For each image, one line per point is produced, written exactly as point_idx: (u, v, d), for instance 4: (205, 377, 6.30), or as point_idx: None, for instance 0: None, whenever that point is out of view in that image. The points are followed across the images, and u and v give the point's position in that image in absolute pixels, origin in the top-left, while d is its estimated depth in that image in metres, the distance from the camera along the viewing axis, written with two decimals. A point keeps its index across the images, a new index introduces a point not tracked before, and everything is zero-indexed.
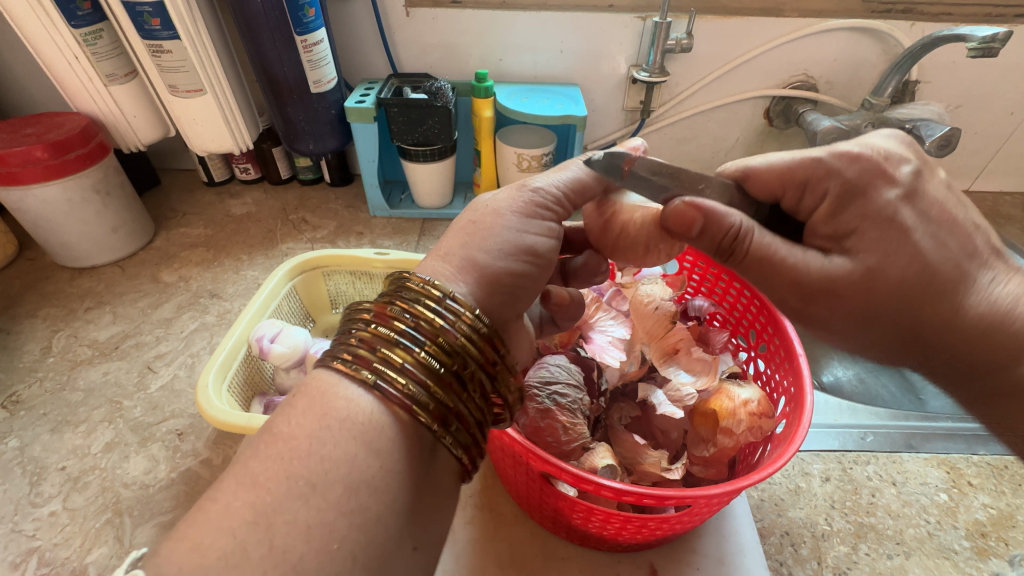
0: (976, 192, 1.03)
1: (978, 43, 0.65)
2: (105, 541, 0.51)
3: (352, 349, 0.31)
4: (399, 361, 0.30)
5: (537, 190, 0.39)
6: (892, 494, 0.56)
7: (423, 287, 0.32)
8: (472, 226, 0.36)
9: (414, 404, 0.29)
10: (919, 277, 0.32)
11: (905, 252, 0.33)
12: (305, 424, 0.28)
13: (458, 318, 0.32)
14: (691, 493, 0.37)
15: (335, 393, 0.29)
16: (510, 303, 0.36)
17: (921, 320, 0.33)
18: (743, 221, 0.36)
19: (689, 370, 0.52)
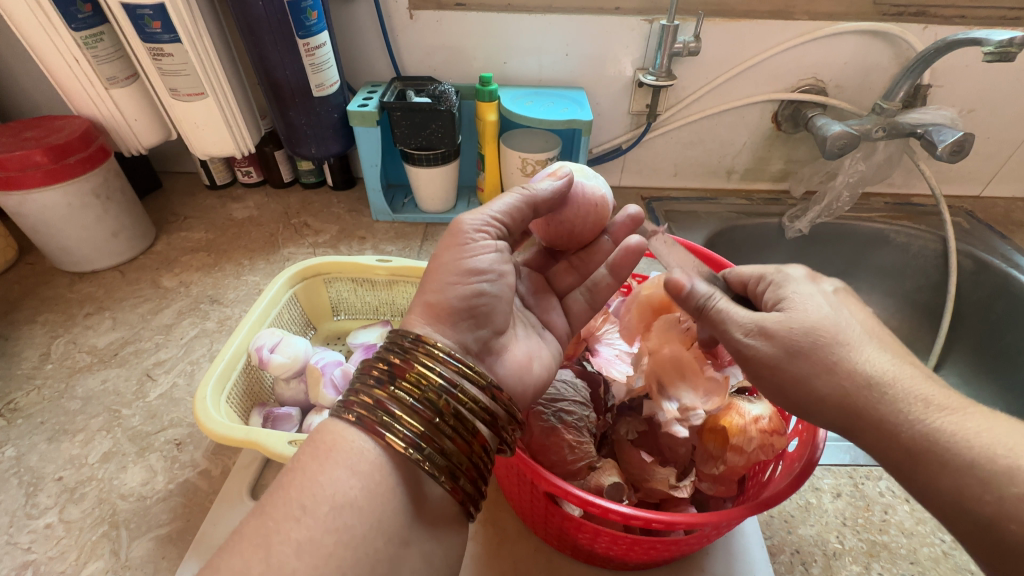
0: (988, 198, 1.01)
1: (995, 47, 0.63)
2: (101, 555, 0.50)
3: (345, 394, 0.35)
4: (376, 398, 0.34)
5: (470, 224, 0.43)
6: (905, 511, 0.55)
7: (401, 338, 0.37)
8: (431, 280, 0.41)
9: (389, 431, 0.33)
10: (817, 327, 0.39)
11: (813, 310, 0.40)
12: (305, 459, 0.32)
13: (427, 358, 0.36)
14: (702, 520, 0.36)
15: (329, 430, 0.34)
16: (475, 322, 0.41)
17: (815, 390, 0.38)
18: (712, 291, 0.44)
19: (698, 390, 0.49)
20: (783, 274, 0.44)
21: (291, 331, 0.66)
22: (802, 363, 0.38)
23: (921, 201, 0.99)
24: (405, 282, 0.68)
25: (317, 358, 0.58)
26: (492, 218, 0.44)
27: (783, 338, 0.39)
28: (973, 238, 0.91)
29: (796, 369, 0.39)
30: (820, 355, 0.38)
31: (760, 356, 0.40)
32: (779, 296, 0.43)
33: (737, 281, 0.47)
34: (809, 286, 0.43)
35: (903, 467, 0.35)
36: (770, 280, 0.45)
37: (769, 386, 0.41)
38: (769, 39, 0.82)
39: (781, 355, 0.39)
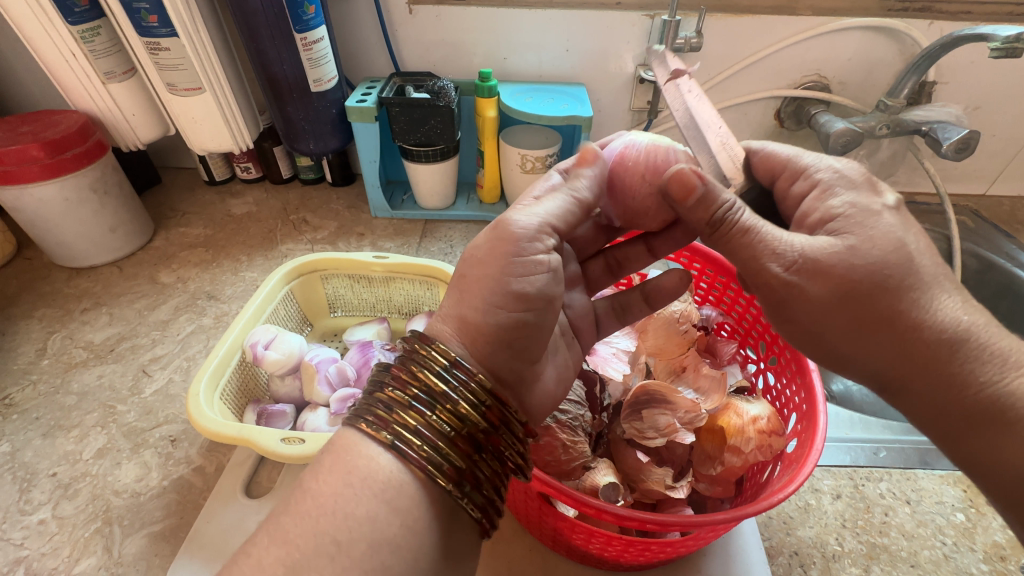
0: (993, 196, 1.00)
1: (1002, 43, 0.62)
2: (94, 552, 0.50)
3: (375, 410, 0.33)
4: (414, 425, 0.32)
5: (519, 227, 0.36)
6: (906, 513, 0.54)
7: (435, 352, 0.35)
8: (465, 280, 0.37)
9: (408, 446, 0.32)
10: (884, 265, 0.35)
11: (878, 233, 0.36)
12: (331, 481, 0.31)
13: (466, 384, 0.34)
14: (697, 521, 0.35)
15: (359, 451, 0.32)
16: (513, 354, 0.37)
17: (878, 332, 0.36)
18: (734, 200, 0.38)
19: (696, 389, 0.50)
20: (828, 171, 0.40)
21: (287, 327, 0.66)
22: (860, 310, 0.36)
23: (926, 199, 0.98)
24: (402, 279, 0.67)
25: (313, 355, 0.58)
26: (545, 221, 0.38)
27: (841, 277, 0.35)
28: (978, 237, 0.90)
29: (859, 317, 0.36)
30: (885, 304, 0.35)
31: (808, 296, 0.36)
32: (828, 209, 0.38)
33: (765, 166, 0.44)
34: (868, 195, 0.38)
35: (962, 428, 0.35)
36: (814, 180, 0.40)
37: (814, 337, 0.39)
38: (772, 34, 0.81)
39: (837, 295, 0.36)
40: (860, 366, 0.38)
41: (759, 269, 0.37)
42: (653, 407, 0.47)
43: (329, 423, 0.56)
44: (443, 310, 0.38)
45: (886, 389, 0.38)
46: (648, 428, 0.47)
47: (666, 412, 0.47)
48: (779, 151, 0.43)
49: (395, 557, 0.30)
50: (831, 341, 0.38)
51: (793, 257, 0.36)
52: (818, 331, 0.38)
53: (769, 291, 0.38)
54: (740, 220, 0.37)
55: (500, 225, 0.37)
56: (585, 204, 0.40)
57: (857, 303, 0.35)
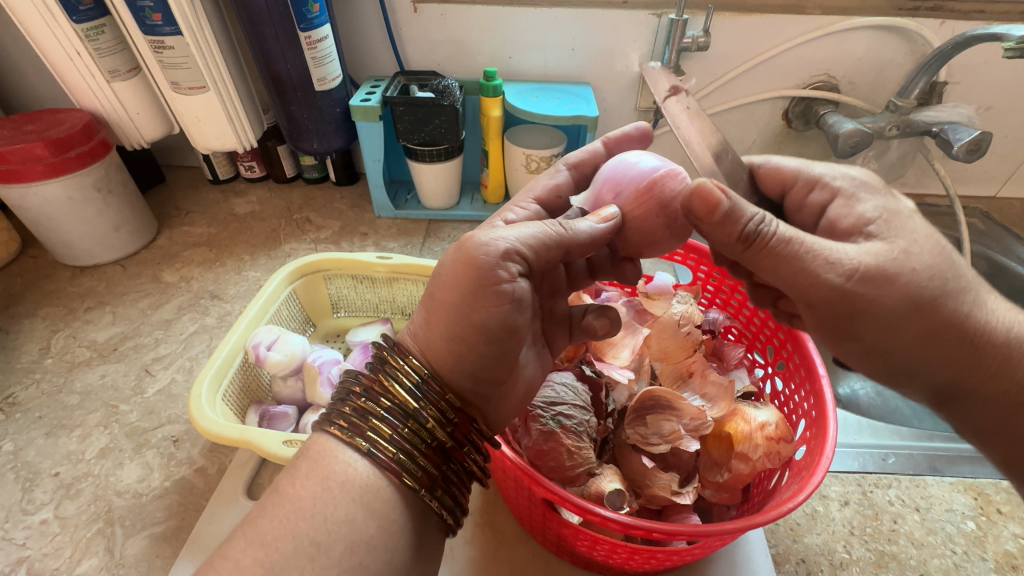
0: (1004, 198, 0.99)
1: (1016, 42, 0.61)
2: (96, 553, 0.50)
3: (349, 418, 0.33)
4: (388, 433, 0.32)
5: (482, 253, 0.34)
6: (915, 521, 0.53)
7: (405, 366, 0.34)
8: (434, 304, 0.36)
9: (378, 450, 0.32)
10: (939, 273, 0.34)
11: (922, 242, 0.35)
12: (308, 485, 0.31)
13: (435, 400, 0.34)
14: (705, 531, 0.35)
15: (334, 456, 0.32)
16: (480, 383, 0.37)
17: (952, 335, 0.35)
18: (763, 213, 0.35)
19: (703, 396, 0.49)
20: (841, 177, 0.40)
21: (289, 328, 0.66)
22: (931, 316, 0.34)
23: (935, 201, 0.97)
24: (405, 280, 0.67)
25: (315, 356, 0.58)
26: (514, 247, 0.35)
27: (908, 288, 0.34)
28: (987, 239, 0.88)
29: (928, 325, 0.35)
30: (951, 310, 0.35)
31: (884, 304, 0.34)
32: (859, 215, 0.37)
33: (772, 178, 0.44)
34: (890, 200, 0.37)
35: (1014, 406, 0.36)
36: (830, 188, 0.40)
37: (877, 352, 0.37)
38: (780, 34, 0.80)
39: (907, 303, 0.34)
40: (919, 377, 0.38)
41: (818, 280, 0.34)
42: (657, 413, 0.47)
43: None
44: (415, 328, 0.37)
45: (943, 398, 0.38)
46: (652, 434, 0.47)
47: (670, 418, 0.47)
48: (786, 165, 0.43)
49: (372, 557, 0.30)
50: (895, 354, 0.37)
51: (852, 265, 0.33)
52: (877, 344, 0.37)
53: (844, 305, 0.34)
54: (777, 233, 0.34)
55: (468, 242, 0.35)
56: (566, 243, 0.37)
57: (930, 310, 0.34)
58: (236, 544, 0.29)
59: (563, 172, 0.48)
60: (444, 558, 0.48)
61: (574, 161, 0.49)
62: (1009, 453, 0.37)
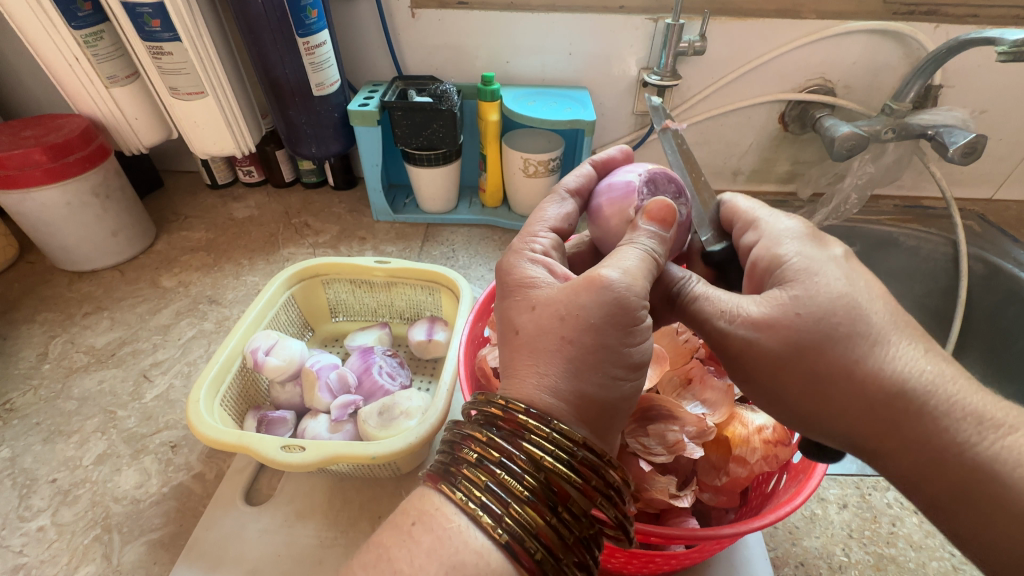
0: (1000, 200, 0.99)
1: (1009, 47, 0.61)
2: (93, 559, 0.50)
3: (479, 493, 0.30)
4: (528, 520, 0.29)
5: (621, 292, 0.33)
6: (914, 523, 0.53)
7: (551, 435, 0.31)
8: (570, 345, 0.33)
9: (516, 537, 0.29)
10: (831, 315, 0.35)
11: (824, 284, 0.36)
12: (429, 568, 0.27)
13: (579, 477, 0.31)
14: (704, 534, 0.35)
15: (461, 536, 0.29)
16: (612, 423, 0.35)
17: (846, 391, 0.34)
18: (688, 276, 0.41)
19: (704, 402, 0.49)
20: (782, 225, 0.41)
21: (288, 332, 0.66)
22: (811, 365, 0.35)
23: (932, 203, 0.97)
24: (404, 284, 0.67)
25: (314, 361, 0.58)
26: (642, 284, 0.35)
27: (788, 333, 0.35)
28: (984, 242, 0.89)
29: (805, 375, 0.36)
30: (839, 355, 0.34)
31: (762, 353, 0.36)
32: (778, 255, 0.39)
33: (729, 214, 0.46)
34: (812, 249, 0.39)
35: (945, 492, 0.32)
36: (761, 232, 0.41)
37: (774, 393, 0.38)
38: (776, 38, 0.81)
39: (787, 349, 0.36)
40: (839, 424, 0.35)
41: (716, 333, 0.38)
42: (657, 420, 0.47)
43: (330, 430, 0.55)
44: (543, 374, 0.33)
45: (864, 450, 0.35)
46: (654, 443, 0.46)
47: (671, 425, 0.46)
48: (741, 205, 0.45)
49: None
50: (816, 400, 0.36)
51: (735, 316, 0.37)
52: (794, 387, 0.37)
53: (735, 353, 0.38)
54: (691, 294, 0.40)
55: (593, 279, 0.34)
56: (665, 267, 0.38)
57: (811, 359, 0.35)
58: None
59: (568, 200, 0.46)
60: None
61: (573, 187, 0.47)
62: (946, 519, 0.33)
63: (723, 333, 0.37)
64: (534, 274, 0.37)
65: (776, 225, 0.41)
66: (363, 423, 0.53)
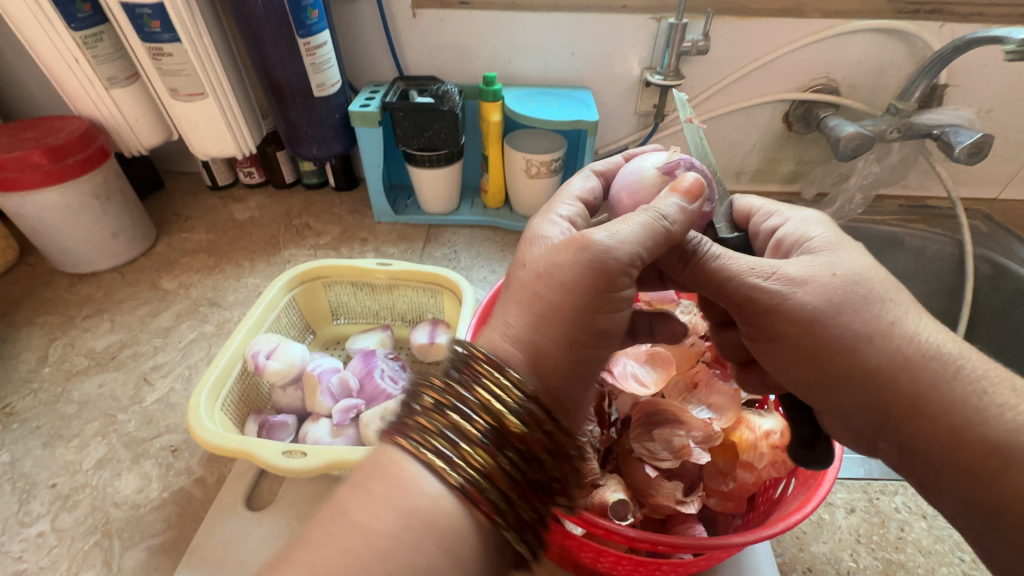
0: (1006, 200, 0.98)
1: (1017, 45, 0.60)
2: (93, 565, 0.49)
3: (415, 429, 0.28)
4: (457, 450, 0.27)
5: (607, 253, 0.33)
6: (922, 528, 0.53)
7: (501, 377, 0.30)
8: (539, 297, 0.33)
9: (457, 473, 0.27)
10: (860, 282, 0.36)
11: (848, 260, 0.37)
12: (386, 517, 0.25)
13: (535, 418, 0.29)
14: (710, 543, 0.34)
15: (399, 468, 0.27)
16: (574, 384, 0.33)
17: (874, 350, 0.35)
18: (701, 237, 0.40)
19: (710, 406, 0.48)
20: (801, 216, 0.42)
21: (289, 335, 0.65)
22: (841, 325, 0.36)
23: (937, 203, 0.96)
24: (405, 286, 0.67)
25: (315, 365, 0.58)
26: (633, 247, 0.34)
27: (820, 291, 0.36)
28: (990, 242, 0.88)
29: (837, 334, 0.36)
30: (868, 315, 0.35)
31: (792, 310, 0.36)
32: (802, 237, 0.40)
33: (743, 212, 0.46)
34: (834, 234, 0.40)
35: (978, 467, 0.32)
36: (785, 219, 0.42)
37: (798, 351, 0.37)
38: (779, 38, 0.80)
39: (816, 309, 0.36)
40: (863, 386, 0.35)
41: (740, 289, 0.38)
42: (663, 426, 0.46)
43: (332, 435, 0.55)
44: (512, 327, 0.33)
45: (880, 419, 0.36)
46: (660, 449, 0.45)
47: (677, 431, 0.45)
48: (757, 200, 0.46)
49: None
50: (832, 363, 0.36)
51: (768, 274, 0.37)
52: (810, 344, 0.36)
53: (762, 310, 0.37)
54: (710, 252, 0.39)
55: (579, 238, 0.33)
56: (671, 237, 0.36)
57: (842, 319, 0.36)
58: None
59: (593, 178, 0.47)
60: None
61: (600, 170, 0.48)
62: (989, 502, 0.32)
63: (751, 290, 0.37)
64: (540, 234, 0.38)
65: (797, 214, 0.42)
66: (365, 427, 0.53)
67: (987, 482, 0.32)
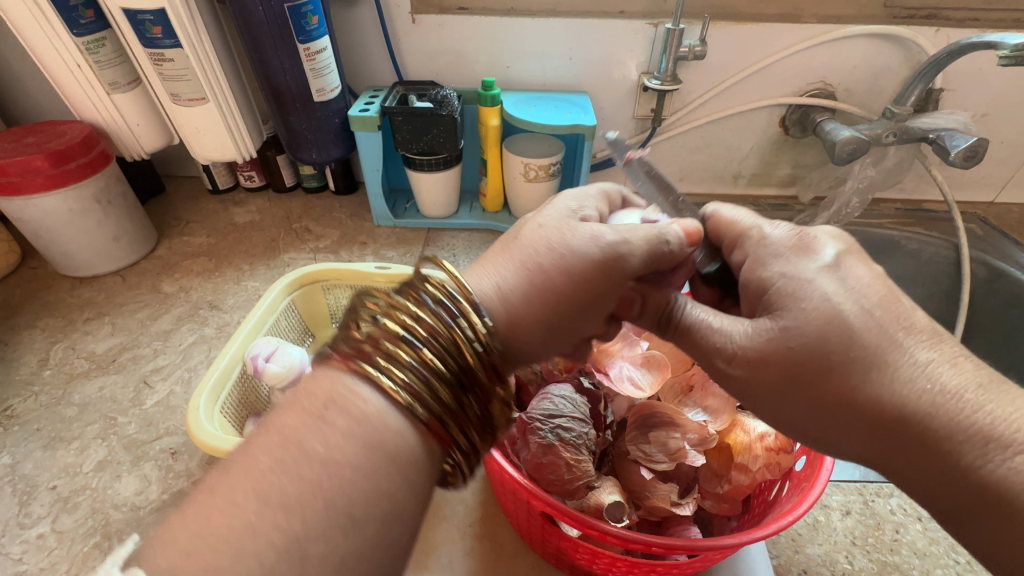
0: (1002, 204, 0.99)
1: (1010, 51, 0.61)
2: (93, 567, 0.49)
3: (365, 348, 0.31)
4: (411, 365, 0.30)
5: (613, 248, 0.37)
6: (917, 530, 0.53)
7: (451, 302, 0.33)
8: (534, 269, 0.37)
9: (400, 385, 0.30)
10: (825, 341, 0.35)
11: (811, 308, 0.36)
12: (333, 440, 0.27)
13: (475, 345, 0.33)
14: (702, 545, 0.35)
15: (346, 390, 0.29)
16: (535, 340, 0.37)
17: (848, 414, 0.34)
18: (676, 299, 0.41)
19: (705, 409, 0.48)
20: (767, 237, 0.41)
21: (288, 338, 0.66)
22: (811, 391, 0.35)
23: (933, 207, 0.97)
24: None
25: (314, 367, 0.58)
26: (636, 249, 0.38)
27: (784, 362, 0.36)
28: (986, 245, 0.88)
29: (806, 401, 0.36)
30: (836, 380, 0.34)
31: (757, 382, 0.37)
32: (764, 278, 0.39)
33: (714, 230, 0.45)
34: (799, 263, 0.38)
35: (967, 508, 0.31)
36: (749, 249, 0.41)
37: (777, 416, 0.39)
38: (775, 43, 0.81)
39: (781, 378, 0.36)
40: (848, 444, 0.35)
41: (709, 363, 0.39)
42: (659, 428, 0.46)
43: None
44: (504, 282, 0.36)
45: (876, 468, 0.35)
46: (655, 451, 0.46)
47: (673, 434, 0.46)
48: (729, 217, 0.44)
49: None
50: (811, 425, 0.37)
51: (730, 347, 0.38)
52: (785, 412, 0.37)
53: (731, 382, 0.39)
54: (681, 316, 0.41)
55: (592, 232, 0.37)
56: (671, 257, 0.40)
57: (808, 388, 0.35)
58: None
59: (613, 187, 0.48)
60: (442, 569, 0.48)
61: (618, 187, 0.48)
62: (985, 542, 0.31)
63: (721, 367, 0.39)
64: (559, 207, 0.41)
65: (763, 236, 0.41)
66: None
67: (974, 526, 0.31)
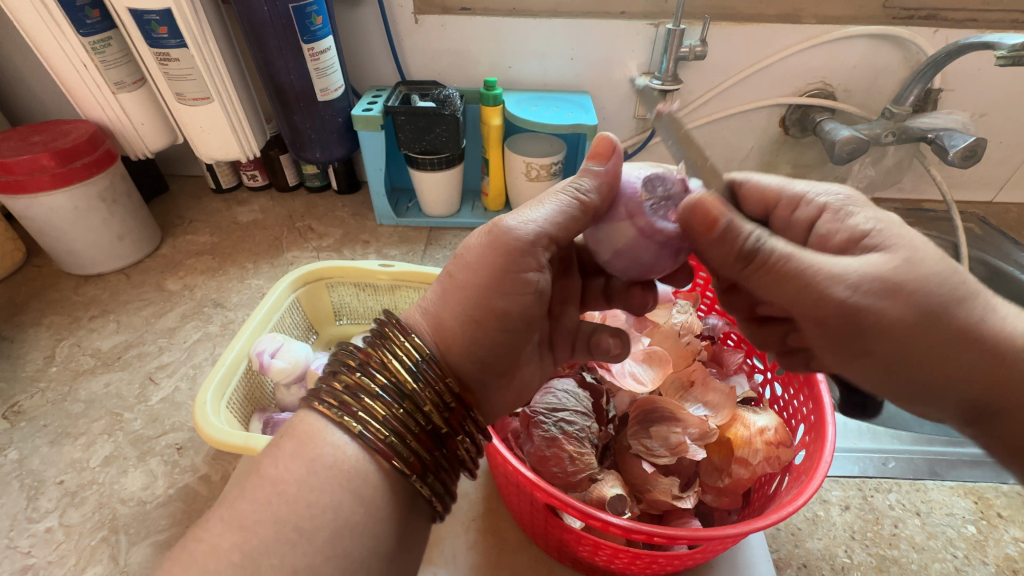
0: (1001, 204, 0.99)
1: (1007, 51, 0.61)
2: (100, 560, 0.50)
3: (337, 396, 0.33)
4: (380, 414, 0.33)
5: (515, 241, 0.37)
6: (916, 525, 0.53)
7: (406, 343, 0.36)
8: (455, 281, 0.38)
9: (366, 428, 0.32)
10: (948, 277, 0.34)
11: (924, 244, 0.35)
12: (293, 468, 0.31)
13: (432, 380, 0.35)
14: (706, 535, 0.35)
15: (322, 438, 0.32)
16: (485, 366, 0.39)
17: (969, 353, 0.34)
18: (757, 231, 0.37)
19: (706, 404, 0.49)
20: (831, 195, 0.41)
21: (292, 335, 0.66)
22: (941, 329, 0.34)
23: (933, 207, 0.97)
24: (407, 287, 0.67)
25: (318, 363, 0.58)
26: (540, 232, 0.38)
27: (919, 297, 0.34)
28: (985, 244, 0.89)
29: (936, 339, 0.34)
30: (964, 316, 0.34)
31: (887, 320, 0.34)
32: (853, 228, 0.38)
33: (755, 194, 0.44)
34: (884, 214, 0.39)
35: None
36: (818, 205, 0.41)
37: (887, 362, 0.36)
38: (773, 44, 0.81)
39: (913, 315, 0.34)
40: (966, 386, 0.35)
41: (824, 297, 0.35)
42: (660, 423, 0.47)
43: None
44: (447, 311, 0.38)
45: (978, 412, 0.36)
46: (657, 446, 0.46)
47: (674, 428, 0.47)
48: (769, 183, 0.44)
49: (367, 550, 0.31)
50: (928, 370, 0.35)
51: (856, 279, 0.34)
52: (903, 355, 0.35)
53: (848, 323, 0.35)
54: (776, 249, 0.36)
55: (497, 227, 0.38)
56: (586, 208, 0.38)
57: (939, 324, 0.34)
58: (213, 526, 0.29)
59: None
60: (446, 563, 0.48)
61: None
62: None
63: (842, 300, 0.34)
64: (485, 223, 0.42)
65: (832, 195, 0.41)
66: None
67: None
